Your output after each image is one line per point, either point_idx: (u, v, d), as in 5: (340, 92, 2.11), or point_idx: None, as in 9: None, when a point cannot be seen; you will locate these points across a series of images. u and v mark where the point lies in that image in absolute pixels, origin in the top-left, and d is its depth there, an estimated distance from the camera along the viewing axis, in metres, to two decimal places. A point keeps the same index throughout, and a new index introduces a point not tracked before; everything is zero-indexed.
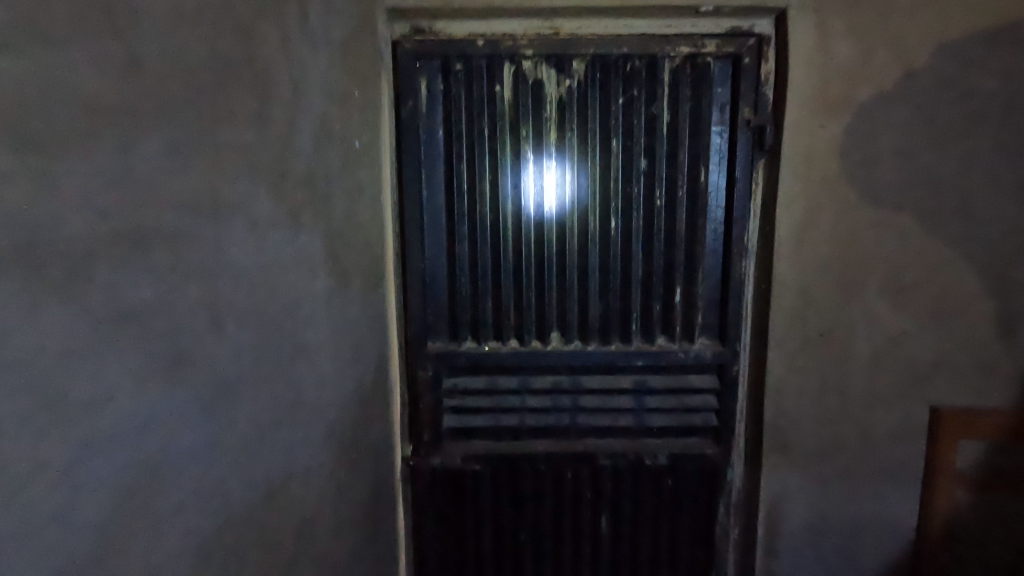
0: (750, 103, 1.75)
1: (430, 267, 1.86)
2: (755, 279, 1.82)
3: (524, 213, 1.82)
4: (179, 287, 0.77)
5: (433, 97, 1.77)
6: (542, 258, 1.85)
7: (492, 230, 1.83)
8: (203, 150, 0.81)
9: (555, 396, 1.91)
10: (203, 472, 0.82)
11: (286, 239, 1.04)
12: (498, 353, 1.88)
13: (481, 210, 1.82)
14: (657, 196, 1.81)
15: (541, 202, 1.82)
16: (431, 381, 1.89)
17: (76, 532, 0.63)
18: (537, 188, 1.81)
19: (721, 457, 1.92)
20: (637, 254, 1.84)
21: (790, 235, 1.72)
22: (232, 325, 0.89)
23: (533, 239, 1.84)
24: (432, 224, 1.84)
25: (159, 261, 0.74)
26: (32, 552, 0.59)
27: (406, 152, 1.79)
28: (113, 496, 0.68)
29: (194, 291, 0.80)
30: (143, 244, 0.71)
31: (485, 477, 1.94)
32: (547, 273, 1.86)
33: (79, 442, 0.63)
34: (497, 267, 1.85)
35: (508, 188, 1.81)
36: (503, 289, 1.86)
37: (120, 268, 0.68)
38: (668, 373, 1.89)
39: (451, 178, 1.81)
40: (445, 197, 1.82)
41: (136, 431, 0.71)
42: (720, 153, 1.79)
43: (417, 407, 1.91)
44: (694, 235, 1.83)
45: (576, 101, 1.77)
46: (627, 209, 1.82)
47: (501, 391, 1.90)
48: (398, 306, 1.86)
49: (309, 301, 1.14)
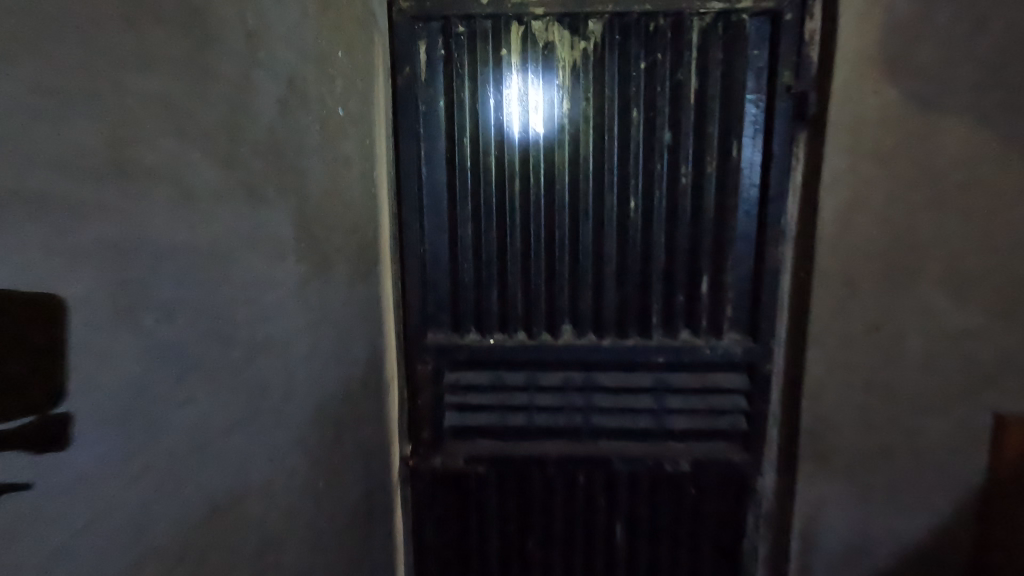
0: (792, 68, 1.53)
1: (430, 252, 1.70)
2: (793, 268, 1.62)
3: (533, 192, 1.65)
4: (141, 263, 0.72)
5: (433, 64, 1.60)
6: (553, 242, 1.67)
7: (498, 211, 1.66)
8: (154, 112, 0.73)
9: (566, 394, 1.75)
10: (176, 455, 0.79)
11: (235, 217, 0.89)
12: (504, 347, 1.72)
13: (486, 189, 1.65)
14: (682, 173, 1.61)
15: (552, 180, 1.64)
16: (431, 377, 1.75)
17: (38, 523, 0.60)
18: (547, 165, 1.63)
19: (749, 464, 1.73)
20: (659, 238, 1.65)
21: (835, 219, 1.51)
22: (205, 305, 0.83)
23: (543, 221, 1.66)
24: (432, 205, 1.68)
25: (122, 235, 0.69)
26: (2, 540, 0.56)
27: (404, 125, 1.63)
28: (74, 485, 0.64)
29: (162, 267, 0.75)
30: (101, 217, 0.66)
31: (489, 480, 1.79)
32: (558, 258, 1.68)
33: (66, 416, 0.62)
34: (503, 252, 1.68)
35: (515, 164, 1.63)
36: (509, 277, 1.70)
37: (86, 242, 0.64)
38: (692, 372, 1.71)
39: (452, 154, 1.64)
40: (446, 175, 1.66)
41: (97, 417, 0.67)
42: (755, 124, 1.58)
43: (416, 404, 1.76)
44: (723, 217, 1.63)
45: (591, 67, 1.58)
46: (647, 187, 1.63)
47: (508, 389, 1.74)
48: (396, 294, 1.71)
49: (271, 290, 0.99)
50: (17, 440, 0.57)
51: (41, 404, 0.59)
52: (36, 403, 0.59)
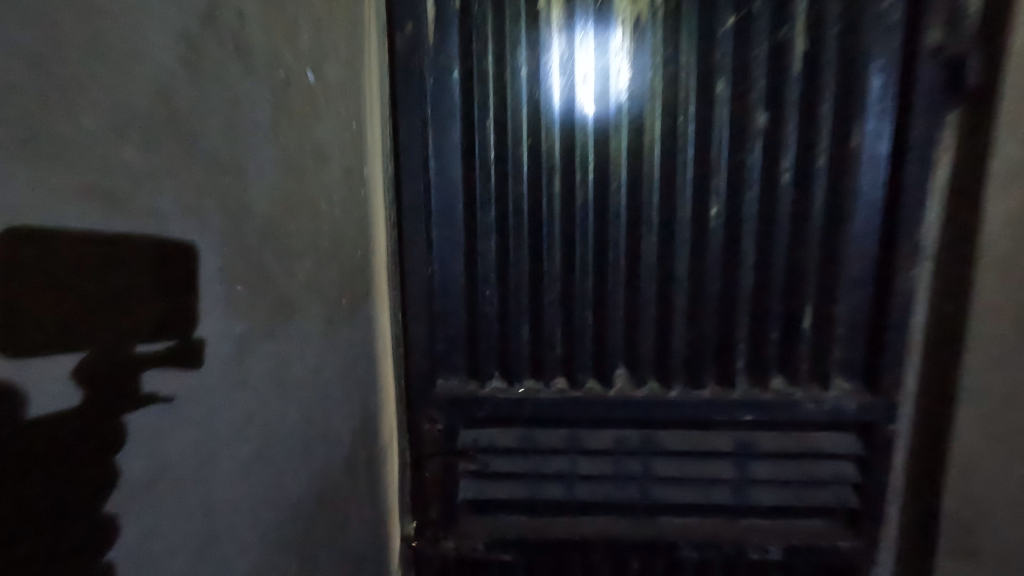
0: (941, 23, 1.11)
1: (440, 274, 1.28)
2: (931, 296, 1.20)
3: (578, 194, 1.23)
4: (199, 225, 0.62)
5: (445, 21, 1.18)
6: (604, 261, 1.25)
7: (531, 220, 1.24)
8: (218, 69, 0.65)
9: (618, 459, 1.33)
10: (252, 438, 0.73)
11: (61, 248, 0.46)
12: (538, 399, 1.30)
13: (515, 190, 1.23)
14: (781, 169, 1.19)
15: (604, 179, 1.22)
16: (441, 437, 1.33)
17: (164, 522, 0.58)
18: (596, 160, 1.21)
19: (860, 552, 1.31)
20: (747, 257, 1.23)
21: (1004, 231, 1.08)
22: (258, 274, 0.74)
23: (592, 234, 1.24)
24: (444, 212, 1.26)
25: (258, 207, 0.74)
26: (140, 537, 0.55)
27: (406, 104, 1.21)
28: (196, 469, 0.62)
29: (217, 233, 0.66)
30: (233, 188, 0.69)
31: (517, 568, 1.38)
32: (610, 283, 1.26)
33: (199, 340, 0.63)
34: (536, 275, 1.26)
35: (556, 158, 1.22)
36: (544, 309, 1.28)
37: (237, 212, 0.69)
38: (786, 432, 1.30)
39: (470, 144, 1.22)
40: (463, 173, 1.24)
41: (223, 371, 0.67)
42: (884, 102, 1.16)
43: (421, 471, 1.35)
44: (835, 228, 1.21)
45: (661, 24, 1.16)
46: (734, 188, 1.21)
47: (542, 453, 1.32)
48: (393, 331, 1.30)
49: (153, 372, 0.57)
50: (163, 361, 0.58)
51: (187, 328, 0.61)
52: (175, 327, 0.60)
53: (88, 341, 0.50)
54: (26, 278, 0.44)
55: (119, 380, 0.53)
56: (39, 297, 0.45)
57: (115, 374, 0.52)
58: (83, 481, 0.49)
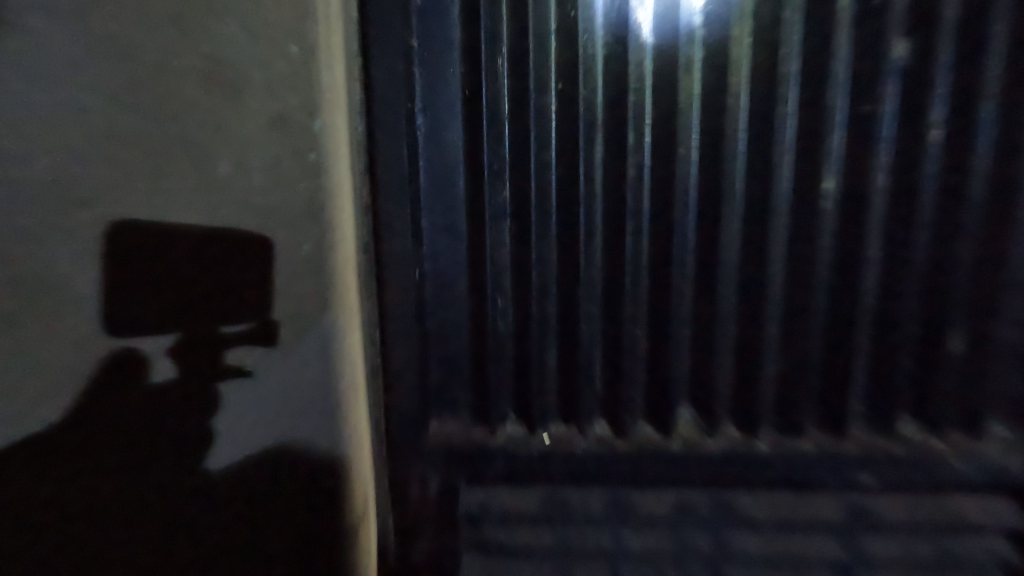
0: None
1: (433, 278, 0.91)
2: None
3: (629, 168, 0.86)
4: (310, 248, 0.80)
5: None
6: (665, 262, 0.88)
7: (561, 205, 0.87)
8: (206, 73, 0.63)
9: (683, 536, 0.93)
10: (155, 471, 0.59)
11: None
12: (569, 448, 0.93)
13: (539, 157, 0.86)
14: (928, 126, 0.82)
15: (666, 148, 0.85)
16: (435, 500, 0.96)
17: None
18: (655, 118, 0.85)
19: None
20: (874, 253, 0.86)
21: None
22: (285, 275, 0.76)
23: (648, 224, 0.88)
24: (438, 190, 0.89)
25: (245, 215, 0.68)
26: None
27: (380, 35, 0.84)
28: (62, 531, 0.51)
29: None
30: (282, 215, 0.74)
31: None
32: (672, 292, 0.89)
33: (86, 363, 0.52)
34: (568, 281, 0.90)
35: (598, 117, 0.85)
36: (579, 329, 0.91)
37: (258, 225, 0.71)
38: (922, 500, 0.91)
39: (474, 98, 0.86)
40: (464, 137, 0.87)
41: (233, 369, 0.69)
42: None
43: (408, 547, 0.98)
44: (1005, 212, 0.84)
45: None
46: (858, 154, 0.84)
47: (575, 524, 0.95)
48: (366, 358, 0.93)
49: None
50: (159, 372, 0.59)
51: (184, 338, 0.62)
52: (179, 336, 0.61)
53: (178, 347, 0.61)
54: (66, 290, 0.51)
55: (156, 436, 0.59)
56: (20, 335, 0.48)
57: (210, 353, 0.65)
58: (160, 505, 0.59)
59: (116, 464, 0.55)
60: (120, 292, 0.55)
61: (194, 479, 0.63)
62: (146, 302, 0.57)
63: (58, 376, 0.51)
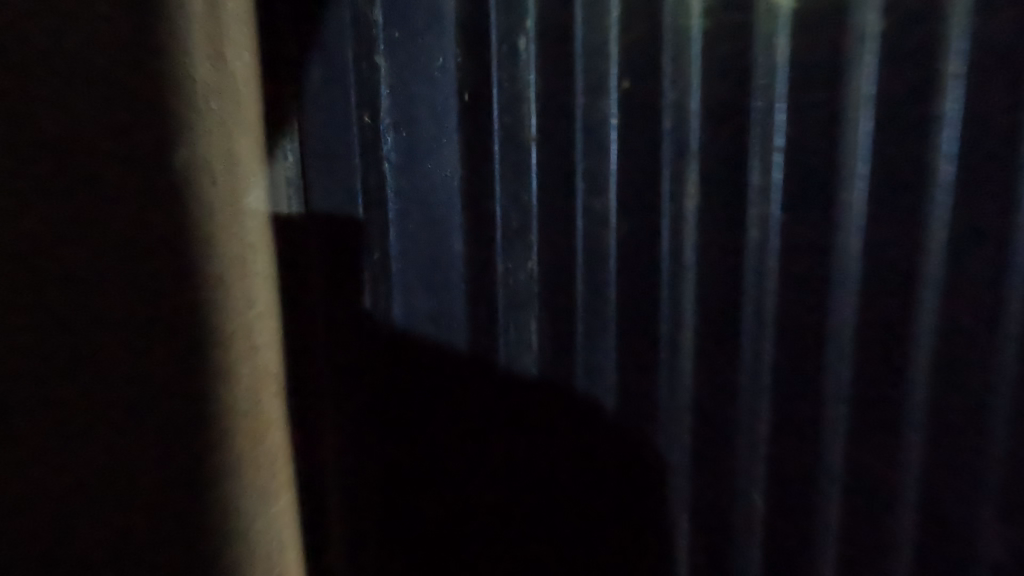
0: None
1: (415, 409, 0.56)
2: None
3: (751, 230, 0.48)
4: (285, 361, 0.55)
5: None
6: (812, 397, 0.48)
7: (622, 290, 0.52)
8: (223, 88, 0.47)
9: None
10: None
11: None
12: None
13: (591, 218, 0.51)
14: None
15: (823, 190, 0.46)
16: None
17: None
18: (793, 137, 0.46)
19: None
20: None
21: None
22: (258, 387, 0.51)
23: (776, 331, 0.48)
24: (425, 272, 0.54)
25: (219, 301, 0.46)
26: None
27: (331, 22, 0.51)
28: None
29: None
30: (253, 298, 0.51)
31: None
32: (821, 452, 0.49)
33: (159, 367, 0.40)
34: (630, 417, 0.53)
35: (693, 139, 0.48)
36: (641, 496, 0.54)
37: (239, 305, 0.49)
38: None
39: (484, 117, 0.52)
40: (463, 177, 0.52)
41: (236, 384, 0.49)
42: None
43: None
44: None
45: None
46: None
47: None
48: (301, 515, 0.58)
49: None
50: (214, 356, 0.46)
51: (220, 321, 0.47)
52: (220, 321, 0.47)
53: (207, 367, 0.45)
54: (113, 184, 0.36)
55: (256, 430, 0.51)
56: (87, 143, 0.34)
57: (246, 344, 0.50)
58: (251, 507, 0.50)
59: (125, 440, 0.37)
60: (209, 252, 0.46)
61: (240, 521, 0.48)
62: (225, 270, 0.47)
63: (148, 324, 0.39)
